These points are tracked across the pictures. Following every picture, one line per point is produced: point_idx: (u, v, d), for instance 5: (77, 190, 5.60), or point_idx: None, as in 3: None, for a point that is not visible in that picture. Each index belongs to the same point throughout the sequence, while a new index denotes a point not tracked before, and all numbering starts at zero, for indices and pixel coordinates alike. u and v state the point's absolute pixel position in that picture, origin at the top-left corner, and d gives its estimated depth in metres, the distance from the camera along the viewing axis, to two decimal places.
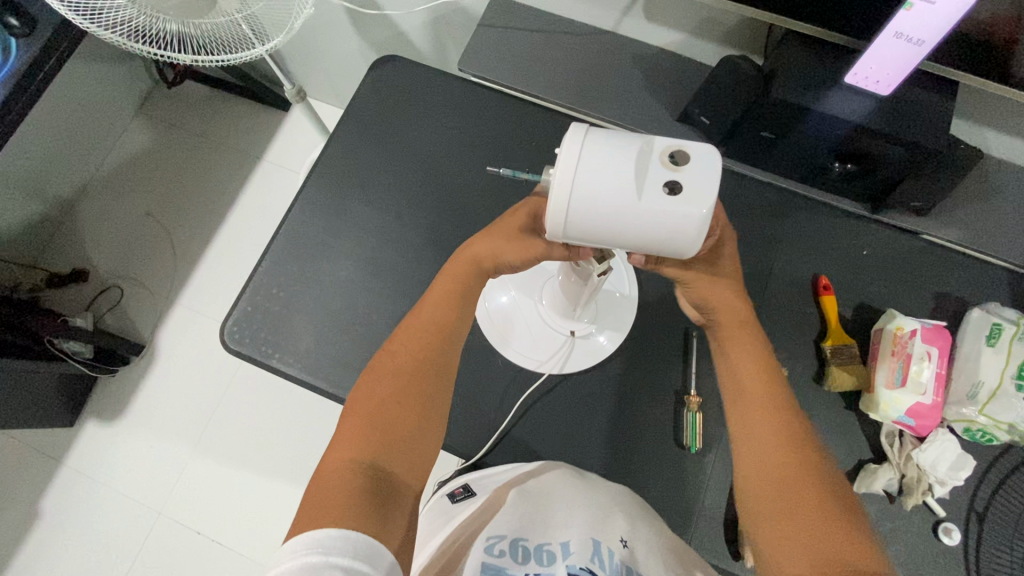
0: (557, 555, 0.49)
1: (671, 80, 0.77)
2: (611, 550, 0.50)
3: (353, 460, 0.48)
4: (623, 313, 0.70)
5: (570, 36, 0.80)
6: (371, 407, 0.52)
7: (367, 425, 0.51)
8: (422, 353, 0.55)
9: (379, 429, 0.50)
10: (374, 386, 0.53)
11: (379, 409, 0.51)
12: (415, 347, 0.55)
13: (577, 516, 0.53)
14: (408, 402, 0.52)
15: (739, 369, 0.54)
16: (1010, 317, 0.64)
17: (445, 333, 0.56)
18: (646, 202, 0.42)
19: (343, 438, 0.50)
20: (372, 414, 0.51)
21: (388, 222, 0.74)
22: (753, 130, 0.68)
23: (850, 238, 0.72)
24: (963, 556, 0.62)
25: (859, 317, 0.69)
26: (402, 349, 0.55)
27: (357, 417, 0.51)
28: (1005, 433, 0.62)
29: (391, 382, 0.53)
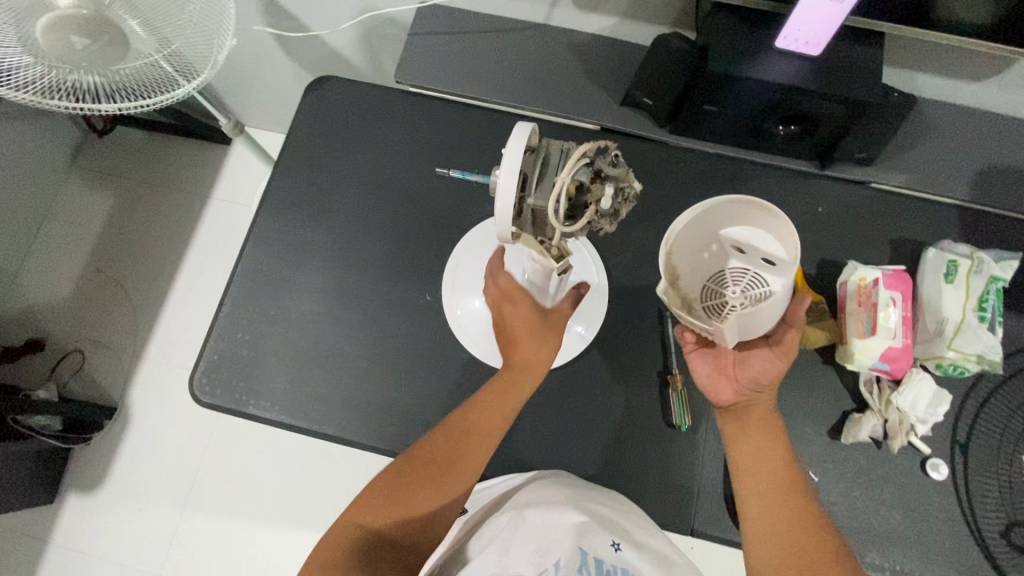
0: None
1: (610, 65, 0.77)
2: (599, 559, 0.50)
3: (363, 527, 0.54)
4: (593, 302, 0.69)
5: (503, 34, 0.79)
6: (395, 482, 0.57)
7: (384, 494, 0.56)
8: (474, 442, 0.58)
9: (390, 498, 0.56)
10: (436, 450, 0.58)
11: (399, 481, 0.57)
12: (470, 434, 0.58)
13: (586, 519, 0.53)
14: (445, 479, 0.57)
15: (754, 460, 0.58)
16: (963, 252, 0.67)
17: (486, 436, 0.58)
18: (752, 272, 0.54)
19: (359, 504, 0.56)
20: (397, 489, 0.56)
21: (346, 246, 0.72)
22: (695, 105, 0.69)
23: (806, 198, 0.73)
24: (953, 489, 0.64)
25: (822, 273, 0.71)
26: (460, 433, 0.58)
27: (382, 483, 0.57)
28: (975, 363, 0.63)
29: (444, 453, 0.58)
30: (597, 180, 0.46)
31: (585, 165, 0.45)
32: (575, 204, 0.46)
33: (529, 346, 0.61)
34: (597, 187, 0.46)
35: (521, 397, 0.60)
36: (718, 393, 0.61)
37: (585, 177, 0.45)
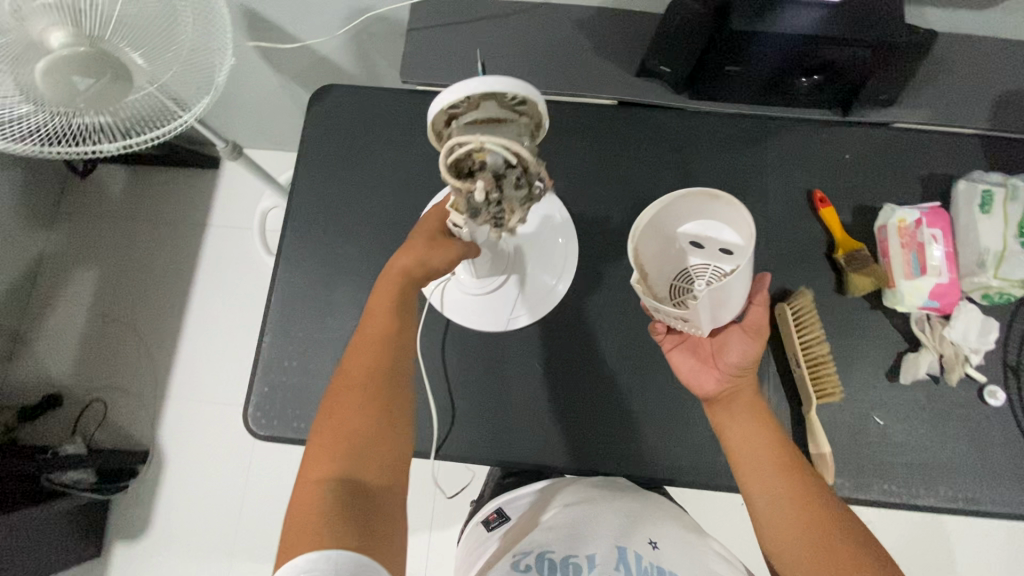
0: (580, 566, 0.52)
1: (620, 35, 0.75)
2: (638, 554, 0.54)
3: (339, 481, 0.51)
4: (564, 251, 0.70)
5: (505, 18, 0.77)
6: (347, 434, 0.53)
7: (340, 446, 0.52)
8: (387, 366, 0.57)
9: (345, 449, 0.52)
10: (353, 392, 0.55)
11: (351, 430, 0.53)
12: (371, 363, 0.56)
13: (631, 521, 0.59)
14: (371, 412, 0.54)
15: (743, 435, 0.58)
16: (995, 180, 0.68)
17: (394, 375, 0.57)
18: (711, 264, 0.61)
19: (321, 456, 0.52)
20: (343, 441, 0.53)
21: (380, 257, 0.70)
22: (715, 67, 0.68)
23: (831, 146, 0.73)
24: (1012, 413, 0.65)
25: (858, 220, 0.71)
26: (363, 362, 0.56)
27: (328, 437, 0.53)
28: (1020, 289, 0.65)
29: (367, 393, 0.55)
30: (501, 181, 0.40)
31: (511, 162, 0.39)
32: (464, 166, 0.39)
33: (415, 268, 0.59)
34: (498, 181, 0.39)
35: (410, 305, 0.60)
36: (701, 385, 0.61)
37: (494, 165, 0.38)
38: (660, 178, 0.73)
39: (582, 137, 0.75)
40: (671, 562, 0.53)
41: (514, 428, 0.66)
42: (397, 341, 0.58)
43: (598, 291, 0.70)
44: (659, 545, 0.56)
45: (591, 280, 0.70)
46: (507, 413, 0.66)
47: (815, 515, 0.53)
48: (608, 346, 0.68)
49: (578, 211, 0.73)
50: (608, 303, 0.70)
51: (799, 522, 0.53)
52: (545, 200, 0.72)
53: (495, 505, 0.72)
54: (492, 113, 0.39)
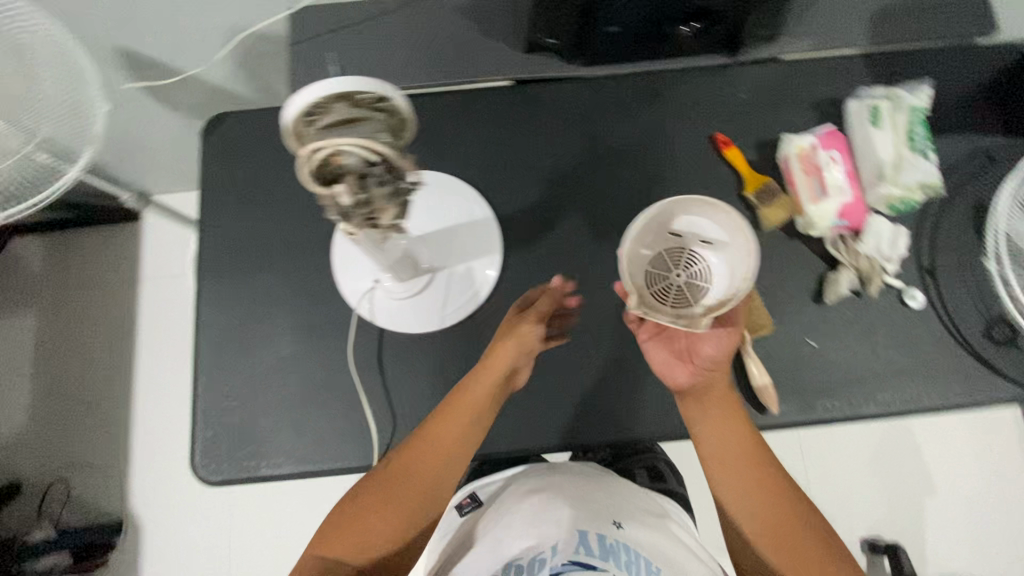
0: (547, 557, 0.54)
1: (503, 14, 0.75)
2: (601, 535, 0.56)
3: (326, 556, 0.55)
4: (488, 235, 0.69)
5: (386, 16, 0.75)
6: (354, 514, 0.57)
7: (345, 528, 0.57)
8: (428, 454, 0.59)
9: (348, 531, 0.56)
10: (390, 481, 0.58)
11: (365, 512, 0.57)
12: (430, 453, 0.59)
13: (598, 501, 0.62)
14: (392, 502, 0.57)
15: (721, 438, 0.60)
16: (877, 95, 0.70)
17: (435, 463, 0.59)
18: (689, 256, 0.60)
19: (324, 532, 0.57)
20: (343, 521, 0.57)
21: (303, 279, 0.69)
22: (599, 28, 0.68)
23: (727, 88, 0.74)
24: (932, 311, 0.68)
25: (763, 156, 0.72)
26: (422, 449, 0.59)
27: (336, 521, 0.57)
28: (920, 193, 0.67)
29: (402, 482, 0.58)
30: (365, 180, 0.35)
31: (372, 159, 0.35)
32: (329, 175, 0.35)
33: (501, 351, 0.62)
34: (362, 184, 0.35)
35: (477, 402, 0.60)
36: (673, 376, 0.62)
37: (354, 164, 0.35)
38: (568, 148, 0.73)
39: (485, 117, 0.74)
40: (635, 542, 0.57)
41: None
42: (447, 434, 0.59)
43: (526, 272, 0.70)
44: (623, 526, 0.59)
45: (518, 262, 0.71)
46: None
47: (781, 520, 0.57)
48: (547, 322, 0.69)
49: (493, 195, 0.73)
50: (539, 281, 0.70)
51: (768, 527, 0.57)
52: (465, 193, 0.70)
53: (469, 489, 0.75)
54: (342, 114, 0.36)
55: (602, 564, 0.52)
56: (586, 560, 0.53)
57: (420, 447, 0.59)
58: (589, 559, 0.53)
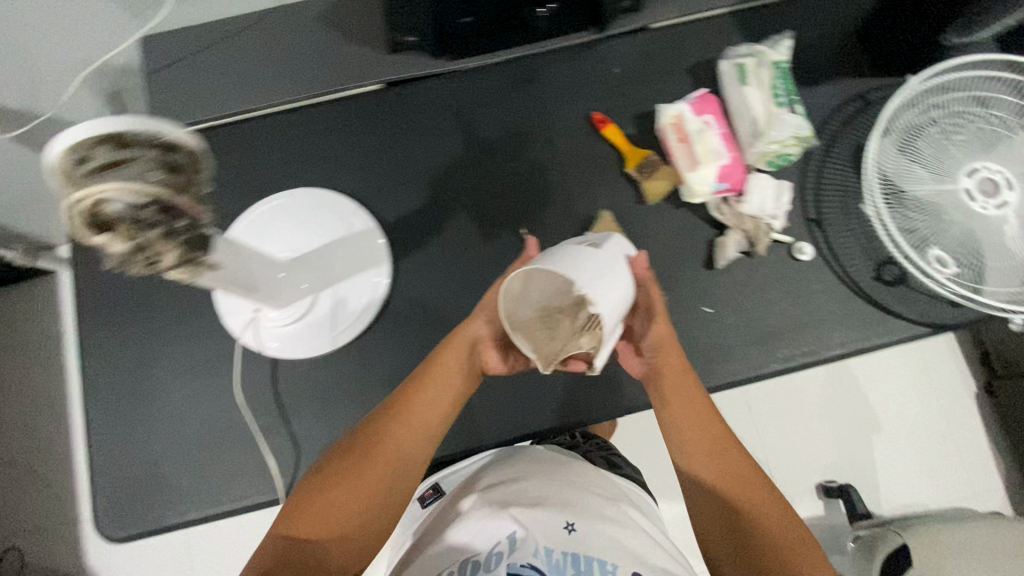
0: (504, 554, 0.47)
1: (360, 18, 0.72)
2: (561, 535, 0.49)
3: (287, 536, 0.49)
4: (372, 246, 0.67)
5: (239, 34, 0.72)
6: (319, 498, 0.51)
7: (310, 508, 0.50)
8: (411, 431, 0.56)
9: (317, 510, 0.50)
10: (365, 458, 0.53)
11: (334, 495, 0.51)
12: (416, 426, 0.57)
13: (551, 498, 0.54)
14: (368, 479, 0.52)
15: (683, 412, 0.58)
16: (742, 53, 0.69)
17: (417, 442, 0.57)
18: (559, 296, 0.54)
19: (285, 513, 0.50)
20: (315, 495, 0.51)
21: (186, 318, 0.66)
22: (452, 21, 0.65)
23: (598, 65, 0.73)
24: (822, 260, 0.69)
25: (641, 129, 0.72)
26: (407, 418, 0.57)
27: (293, 510, 0.50)
28: (795, 146, 0.67)
29: (377, 462, 0.54)
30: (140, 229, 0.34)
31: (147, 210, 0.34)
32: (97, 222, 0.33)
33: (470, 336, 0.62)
34: (138, 229, 0.33)
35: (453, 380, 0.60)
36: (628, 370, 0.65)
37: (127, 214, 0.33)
38: (446, 146, 0.72)
39: (358, 127, 0.71)
40: (592, 545, 0.49)
41: None
42: (427, 416, 0.58)
43: (418, 279, 0.69)
44: (577, 529, 0.50)
45: (408, 269, 0.69)
46: None
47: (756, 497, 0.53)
48: (445, 328, 0.68)
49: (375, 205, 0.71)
50: (433, 286, 0.69)
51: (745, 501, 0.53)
52: (344, 206, 0.67)
53: (431, 480, 0.76)
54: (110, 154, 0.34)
55: None
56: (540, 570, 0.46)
57: (404, 423, 0.56)
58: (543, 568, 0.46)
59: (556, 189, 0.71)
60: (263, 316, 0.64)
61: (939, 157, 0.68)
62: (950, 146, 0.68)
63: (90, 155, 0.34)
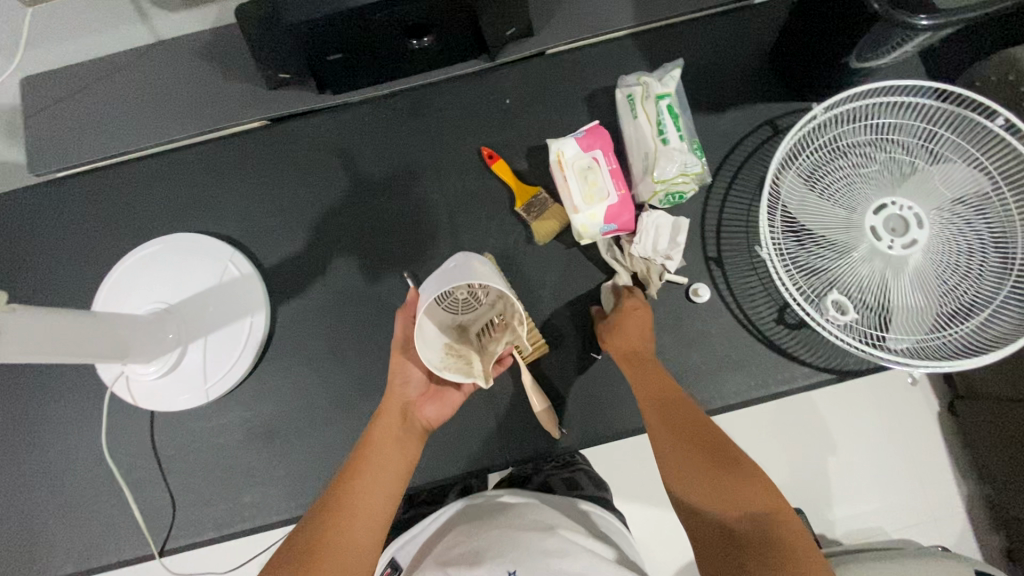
0: None
1: (239, 53, 0.69)
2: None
3: None
4: (247, 292, 0.65)
5: (115, 73, 0.70)
6: None
7: None
8: (366, 505, 0.50)
9: None
10: (321, 544, 0.46)
11: None
12: (368, 499, 0.50)
13: (487, 551, 0.44)
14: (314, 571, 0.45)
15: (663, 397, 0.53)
16: (633, 82, 0.65)
17: (377, 511, 0.50)
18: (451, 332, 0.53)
19: None
20: None
21: (63, 370, 0.66)
22: (321, 60, 0.62)
23: (489, 95, 0.70)
24: (721, 302, 0.65)
25: (533, 164, 0.68)
26: (355, 498, 0.50)
27: None
28: (686, 184, 0.62)
29: (331, 548, 0.46)
30: None
31: None
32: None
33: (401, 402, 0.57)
34: None
35: (394, 450, 0.54)
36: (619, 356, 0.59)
37: None
38: (331, 185, 0.69)
39: (243, 168, 0.70)
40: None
41: (248, 492, 0.63)
42: (383, 484, 0.52)
43: (298, 325, 0.67)
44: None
45: (288, 315, 0.67)
46: (237, 480, 0.64)
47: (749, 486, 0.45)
48: (326, 377, 0.66)
49: (255, 248, 0.68)
50: (314, 332, 0.67)
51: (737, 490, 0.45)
52: (219, 252, 0.66)
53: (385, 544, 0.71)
54: None
55: None
56: None
57: (353, 500, 0.50)
58: None
59: (443, 228, 0.68)
60: (131, 371, 0.62)
61: (845, 192, 0.63)
62: (857, 180, 0.63)
63: None
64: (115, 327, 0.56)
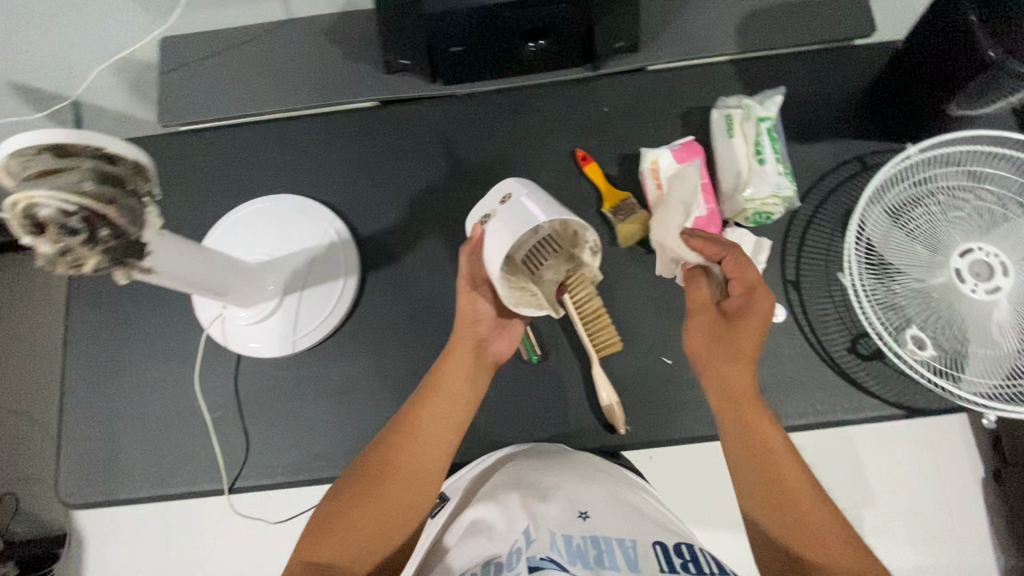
0: (522, 548, 0.45)
1: (363, 38, 0.75)
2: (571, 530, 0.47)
3: (317, 557, 0.50)
4: (343, 256, 0.69)
5: (249, 43, 0.76)
6: (349, 504, 0.53)
7: (348, 508, 0.52)
8: (437, 433, 0.57)
9: (349, 511, 0.52)
10: (399, 459, 0.55)
11: (360, 500, 0.53)
12: (439, 427, 0.57)
13: (557, 489, 0.53)
14: (392, 483, 0.54)
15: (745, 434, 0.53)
16: (733, 104, 0.68)
17: (445, 440, 0.57)
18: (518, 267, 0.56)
19: (323, 514, 0.53)
20: (348, 501, 0.53)
21: (167, 306, 0.71)
22: (443, 51, 0.67)
23: (589, 101, 0.74)
24: (795, 324, 0.66)
25: (623, 170, 0.71)
26: (427, 424, 0.57)
27: (334, 507, 0.53)
28: (775, 205, 0.65)
29: (406, 466, 0.55)
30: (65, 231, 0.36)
31: (75, 215, 0.36)
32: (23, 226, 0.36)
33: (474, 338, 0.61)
34: (62, 233, 0.36)
35: (464, 384, 0.60)
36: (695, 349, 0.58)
37: (50, 216, 0.35)
38: (430, 168, 0.74)
39: (351, 141, 0.75)
40: (605, 528, 0.48)
41: (320, 443, 0.66)
42: (454, 417, 0.58)
43: (384, 293, 0.70)
44: (589, 516, 0.49)
45: (375, 282, 0.71)
46: (310, 431, 0.67)
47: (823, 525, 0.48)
48: (404, 345, 0.69)
49: (353, 217, 0.72)
50: (397, 303, 0.70)
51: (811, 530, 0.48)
52: (322, 216, 0.70)
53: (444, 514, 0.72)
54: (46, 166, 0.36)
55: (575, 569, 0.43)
56: (562, 563, 0.43)
57: (426, 425, 0.57)
58: (563, 562, 0.43)
59: None
60: (229, 313, 0.66)
61: (930, 232, 0.64)
62: (944, 221, 0.64)
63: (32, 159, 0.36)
64: (234, 266, 0.60)
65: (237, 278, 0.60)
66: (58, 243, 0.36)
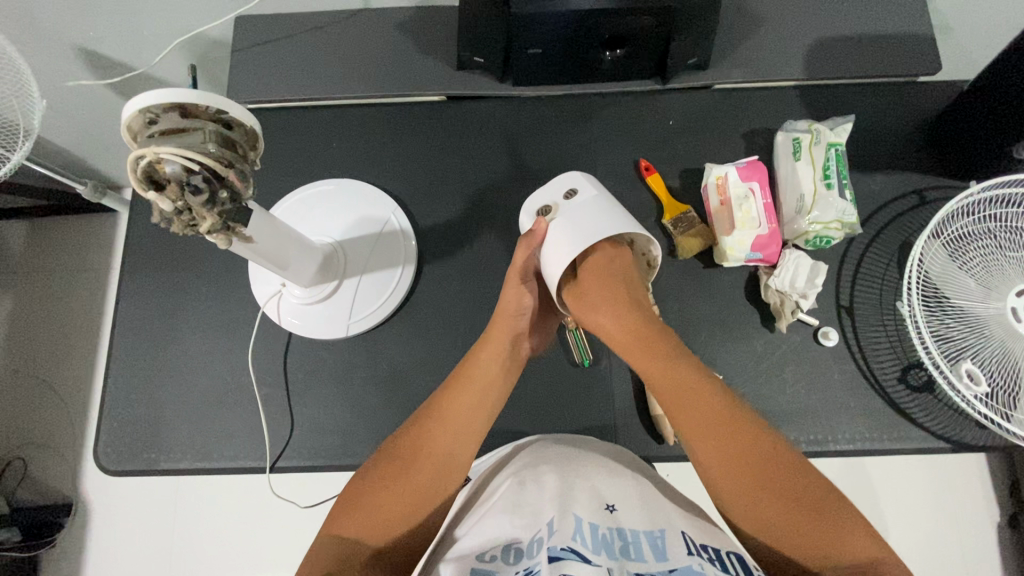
0: (544, 539, 0.44)
1: (438, 33, 0.75)
2: (594, 522, 0.46)
3: (346, 534, 0.49)
4: (402, 245, 0.70)
5: (322, 29, 0.76)
6: (378, 484, 0.51)
7: (376, 489, 0.51)
8: (468, 416, 0.56)
9: (377, 492, 0.50)
10: (431, 442, 0.54)
11: (389, 481, 0.51)
12: (470, 411, 0.56)
13: (582, 479, 0.51)
14: (422, 465, 0.52)
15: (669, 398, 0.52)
16: (801, 128, 0.70)
17: (475, 425, 0.56)
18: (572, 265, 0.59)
19: (350, 494, 0.51)
20: (375, 480, 0.51)
21: (224, 281, 0.71)
22: (520, 52, 0.68)
23: (656, 115, 0.75)
24: (846, 349, 0.67)
25: (685, 184, 0.72)
26: (459, 407, 0.56)
27: (362, 486, 0.51)
28: (837, 230, 0.66)
29: (437, 450, 0.53)
30: (185, 190, 0.38)
31: (198, 176, 0.37)
32: (142, 184, 0.38)
33: (510, 324, 0.61)
34: (186, 191, 0.38)
35: (496, 370, 0.59)
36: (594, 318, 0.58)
37: (174, 174, 0.36)
38: (493, 166, 0.74)
39: (418, 134, 0.76)
40: (631, 521, 0.47)
41: (365, 430, 0.66)
42: (484, 402, 0.57)
43: (439, 285, 0.70)
44: (617, 509, 0.48)
45: (432, 274, 0.71)
46: (357, 417, 0.66)
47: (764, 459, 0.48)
48: (456, 338, 0.69)
49: (414, 208, 0.73)
50: (451, 296, 0.70)
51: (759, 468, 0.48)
52: (384, 204, 0.71)
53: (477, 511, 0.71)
54: (173, 126, 0.37)
55: (598, 559, 0.42)
56: (583, 552, 0.42)
57: (458, 409, 0.56)
58: (585, 551, 0.42)
59: None
60: (287, 291, 0.67)
61: (989, 270, 0.65)
62: (1003, 260, 0.65)
63: (158, 116, 0.37)
64: (301, 243, 0.60)
65: (302, 253, 0.60)
66: (176, 202, 0.38)
